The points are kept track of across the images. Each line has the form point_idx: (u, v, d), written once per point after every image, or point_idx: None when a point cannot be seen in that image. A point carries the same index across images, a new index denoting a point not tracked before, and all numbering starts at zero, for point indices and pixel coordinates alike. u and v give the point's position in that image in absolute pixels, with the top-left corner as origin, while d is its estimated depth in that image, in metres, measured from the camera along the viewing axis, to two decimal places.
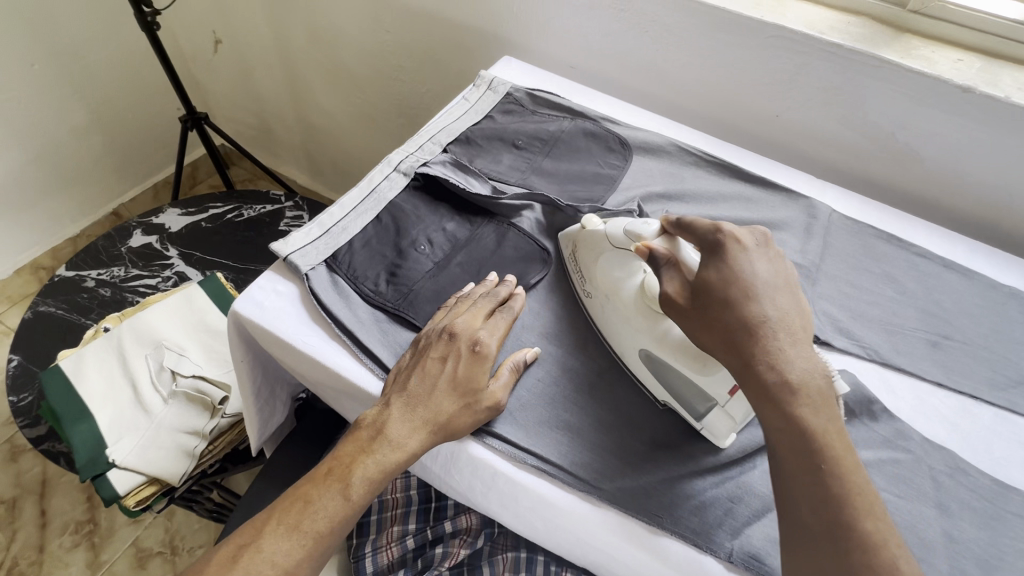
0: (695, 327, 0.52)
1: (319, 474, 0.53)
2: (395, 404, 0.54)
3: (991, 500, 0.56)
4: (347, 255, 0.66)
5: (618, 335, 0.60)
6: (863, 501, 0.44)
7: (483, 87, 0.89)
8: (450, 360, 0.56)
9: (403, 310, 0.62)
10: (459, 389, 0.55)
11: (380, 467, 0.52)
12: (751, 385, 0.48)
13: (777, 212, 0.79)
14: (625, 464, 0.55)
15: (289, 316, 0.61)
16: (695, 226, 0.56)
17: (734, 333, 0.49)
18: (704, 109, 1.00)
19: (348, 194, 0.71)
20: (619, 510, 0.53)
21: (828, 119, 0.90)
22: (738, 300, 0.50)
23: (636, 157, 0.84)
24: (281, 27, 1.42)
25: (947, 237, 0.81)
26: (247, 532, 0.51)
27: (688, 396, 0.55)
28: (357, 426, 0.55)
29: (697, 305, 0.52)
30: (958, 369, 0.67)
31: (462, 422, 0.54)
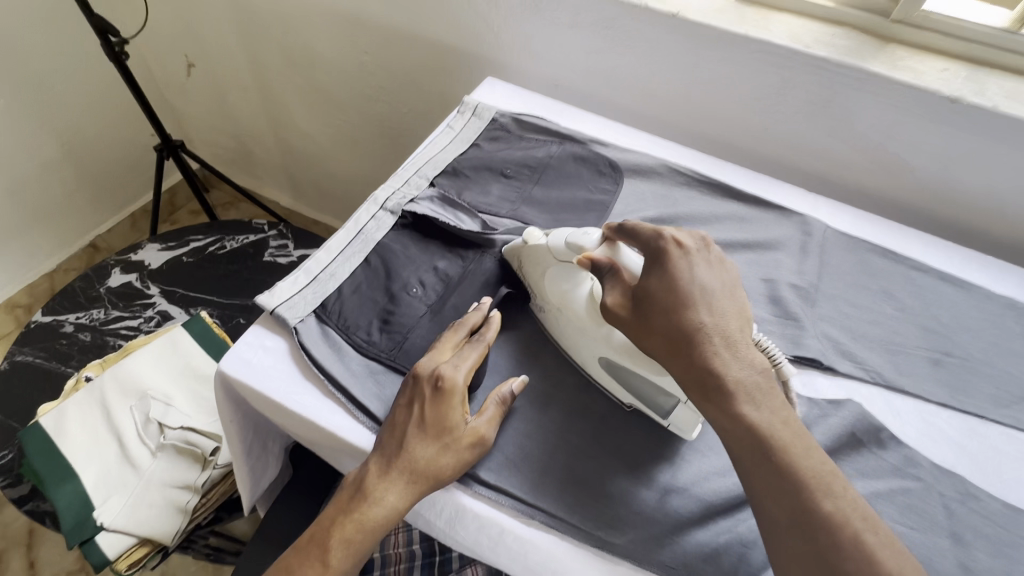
0: (638, 337, 0.51)
1: (303, 542, 0.51)
2: (373, 457, 0.52)
3: (1003, 525, 0.56)
4: (337, 303, 0.64)
5: (573, 341, 0.60)
6: (821, 487, 0.44)
7: (468, 113, 0.87)
8: (418, 402, 0.53)
9: (399, 361, 0.60)
10: (434, 432, 0.52)
11: (360, 529, 0.50)
12: (692, 390, 0.48)
13: (771, 231, 0.78)
14: (636, 514, 0.53)
15: (281, 373, 0.59)
16: (635, 232, 0.54)
17: (675, 340, 0.48)
18: (691, 125, 0.99)
19: (335, 237, 0.69)
20: (634, 564, 0.52)
21: (819, 132, 0.89)
22: (676, 304, 0.49)
23: (626, 180, 0.83)
24: (254, 49, 1.39)
25: (944, 249, 0.80)
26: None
27: (654, 398, 0.56)
28: (341, 487, 0.53)
29: (638, 316, 0.50)
30: (963, 388, 0.66)
31: (443, 467, 0.52)
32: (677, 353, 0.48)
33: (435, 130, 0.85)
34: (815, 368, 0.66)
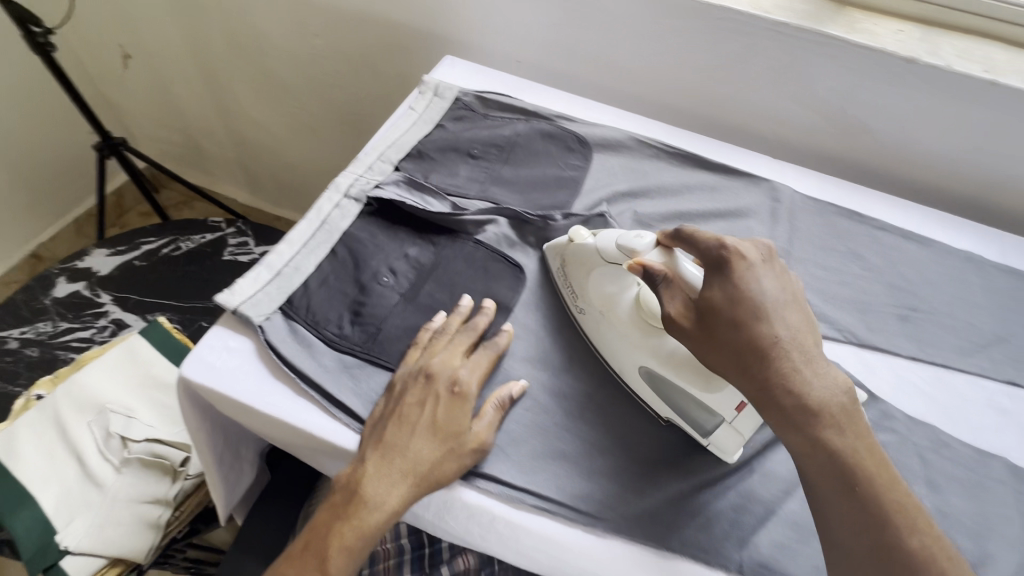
0: (704, 350, 0.49)
1: (297, 549, 0.50)
2: (369, 459, 0.51)
3: (974, 470, 0.58)
4: (304, 298, 0.60)
5: (613, 350, 0.58)
6: (903, 518, 0.44)
7: (429, 93, 0.84)
8: (428, 404, 0.53)
9: (373, 353, 0.58)
10: (439, 434, 0.52)
11: (357, 534, 0.49)
12: (767, 408, 0.47)
13: (741, 199, 0.79)
14: (625, 487, 0.53)
15: (248, 375, 0.56)
16: (696, 239, 0.53)
17: (749, 357, 0.47)
18: (656, 98, 0.98)
19: (296, 228, 0.65)
20: (626, 538, 0.51)
21: (780, 99, 0.90)
22: (748, 318, 0.48)
23: (596, 155, 0.81)
24: (196, 36, 1.30)
25: (903, 207, 0.83)
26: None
27: (696, 414, 0.54)
28: (333, 489, 0.51)
29: (703, 328, 0.49)
30: (929, 340, 0.68)
31: (447, 471, 0.51)
32: (745, 370, 0.47)
33: (395, 113, 0.82)
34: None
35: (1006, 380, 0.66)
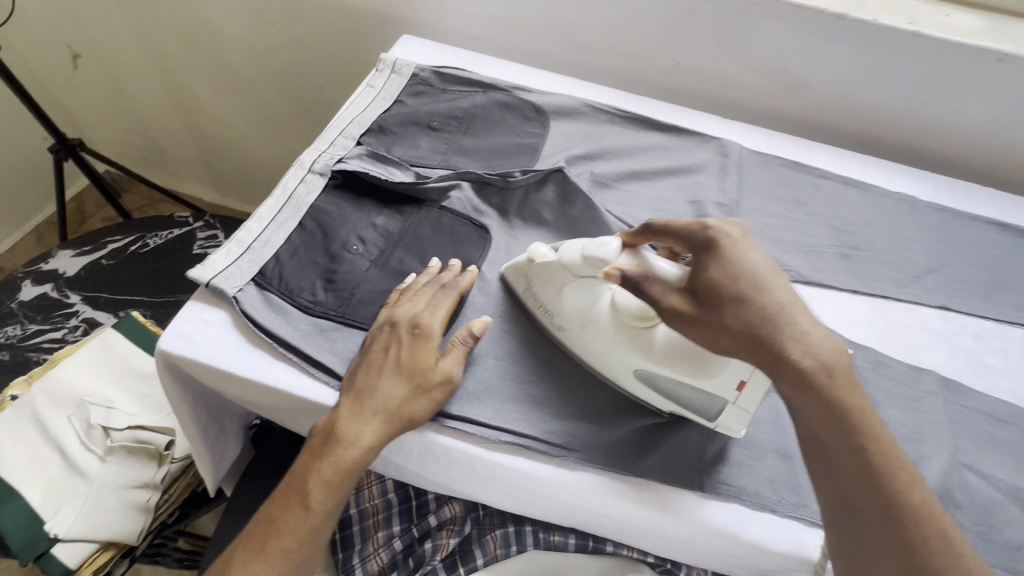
0: (714, 330, 0.48)
1: (281, 492, 0.52)
2: (344, 403, 0.53)
3: (909, 384, 0.64)
4: (275, 269, 0.62)
5: (604, 359, 0.57)
6: (909, 485, 0.45)
7: (387, 71, 0.86)
8: (394, 346, 0.55)
9: (348, 316, 0.60)
10: (407, 373, 0.54)
11: (335, 470, 0.51)
12: (782, 376, 0.46)
13: (693, 156, 0.83)
14: (593, 422, 0.57)
15: (225, 344, 0.58)
16: (671, 230, 0.54)
17: (760, 326, 0.47)
18: (610, 67, 1.01)
19: (264, 204, 0.66)
20: (597, 467, 0.55)
21: (729, 61, 0.94)
22: (749, 293, 0.48)
23: (553, 122, 0.84)
24: (147, 30, 1.28)
25: (845, 156, 0.88)
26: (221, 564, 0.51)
27: (698, 403, 0.55)
28: (312, 434, 0.54)
29: (709, 309, 0.48)
30: (868, 275, 0.74)
31: (418, 407, 0.53)
32: (756, 349, 0.47)
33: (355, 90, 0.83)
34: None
35: (937, 305, 0.72)
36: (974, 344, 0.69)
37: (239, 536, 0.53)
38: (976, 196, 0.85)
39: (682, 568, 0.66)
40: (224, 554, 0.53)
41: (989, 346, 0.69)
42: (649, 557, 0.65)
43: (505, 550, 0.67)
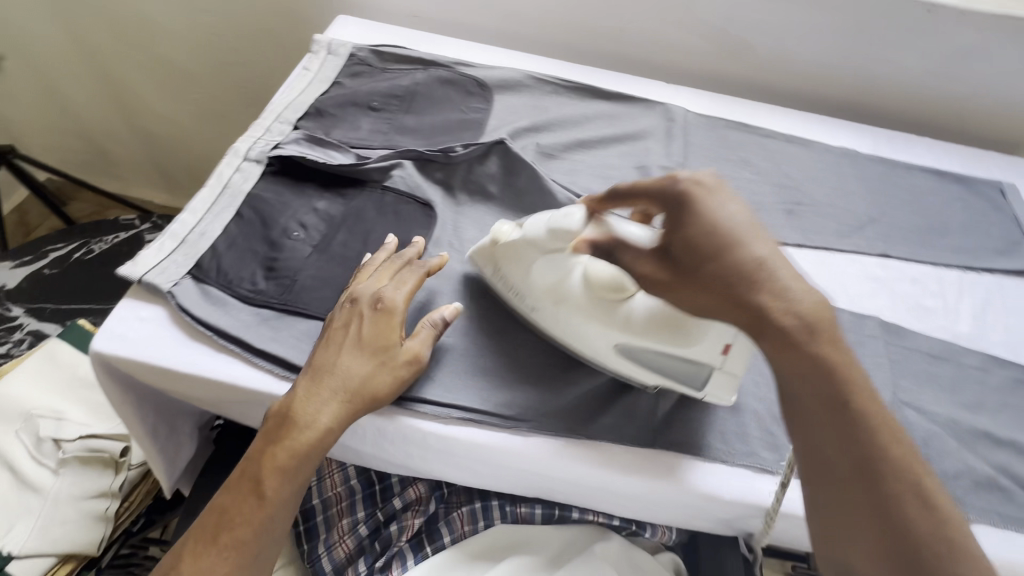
0: (687, 289, 0.47)
1: (234, 479, 0.51)
2: (301, 383, 0.52)
3: (850, 329, 0.66)
4: (212, 261, 0.61)
5: (580, 334, 0.56)
6: (890, 435, 0.43)
7: (322, 53, 0.83)
8: (355, 323, 0.54)
9: (291, 302, 0.59)
10: (372, 351, 0.53)
11: (291, 454, 0.50)
12: (763, 334, 0.45)
13: (638, 123, 0.83)
14: (544, 390, 0.58)
15: (163, 341, 0.56)
16: (637, 189, 0.53)
17: (735, 285, 0.45)
18: (555, 37, 0.99)
19: (197, 197, 0.65)
20: (551, 428, 0.56)
21: (668, 27, 0.93)
22: (725, 255, 0.46)
23: (497, 96, 0.83)
24: (74, 25, 1.23)
25: (783, 117, 0.89)
26: (170, 559, 0.49)
27: (682, 371, 0.54)
28: (267, 420, 0.52)
29: (679, 272, 0.47)
30: (812, 229, 0.75)
31: (380, 385, 0.52)
32: (744, 319, 0.45)
33: (290, 74, 0.81)
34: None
35: (877, 253, 0.74)
36: (913, 286, 0.71)
37: (190, 529, 0.51)
38: (914, 148, 0.88)
39: (647, 529, 0.66)
40: (173, 549, 0.51)
41: (926, 287, 0.72)
42: (614, 519, 0.66)
43: (473, 526, 0.66)
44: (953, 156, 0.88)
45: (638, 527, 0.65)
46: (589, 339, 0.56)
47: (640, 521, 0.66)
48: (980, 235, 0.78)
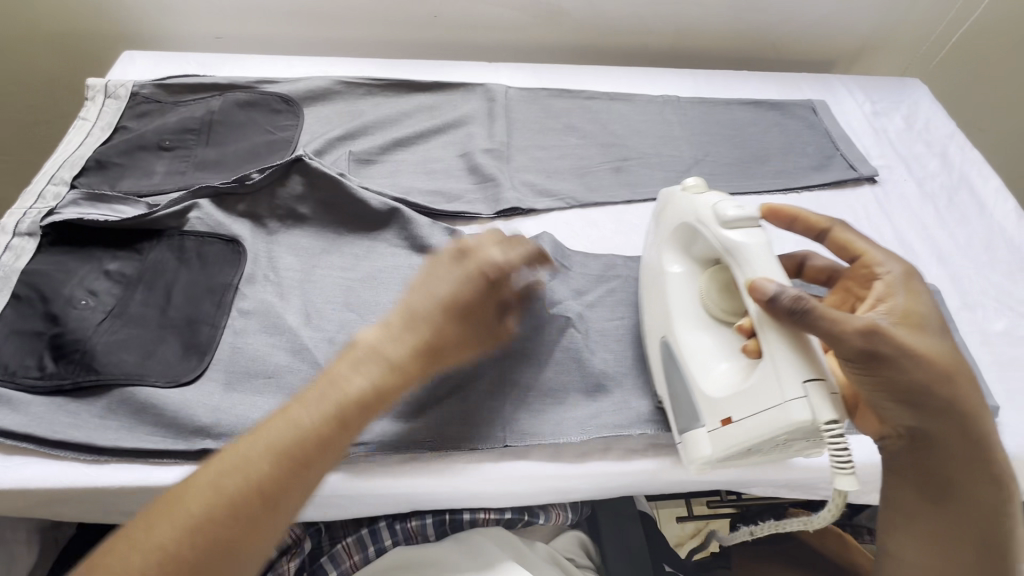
0: (941, 455, 0.52)
1: (311, 391, 0.50)
2: (389, 325, 0.54)
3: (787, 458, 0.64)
4: (171, 297, 0.65)
5: (693, 415, 0.58)
6: None
7: (341, 102, 0.88)
8: (465, 279, 0.57)
9: (239, 350, 0.63)
10: (466, 303, 0.56)
11: (384, 383, 0.52)
12: (985, 522, 0.52)
13: (630, 202, 0.81)
14: (454, 453, 0.60)
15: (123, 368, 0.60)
16: (911, 314, 0.53)
17: (980, 484, 0.52)
18: (575, 87, 0.97)
19: (189, 225, 0.70)
20: (454, 452, 0.60)
21: (658, 86, 0.98)
22: (974, 465, 0.52)
23: (496, 155, 0.83)
24: None
25: (786, 171, 0.86)
26: (228, 455, 0.46)
27: (679, 418, 0.59)
28: (354, 346, 0.54)
29: (941, 439, 0.52)
30: None
31: (461, 351, 0.57)
32: (931, 485, 0.53)
33: (301, 110, 0.86)
34: None
35: None
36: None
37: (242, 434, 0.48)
38: (915, 204, 0.84)
39: (541, 516, 0.74)
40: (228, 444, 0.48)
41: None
42: (505, 514, 0.72)
43: (360, 555, 0.68)
44: (950, 211, 0.83)
45: (531, 516, 0.73)
46: (694, 426, 0.57)
47: (533, 509, 0.74)
48: (964, 300, 0.74)
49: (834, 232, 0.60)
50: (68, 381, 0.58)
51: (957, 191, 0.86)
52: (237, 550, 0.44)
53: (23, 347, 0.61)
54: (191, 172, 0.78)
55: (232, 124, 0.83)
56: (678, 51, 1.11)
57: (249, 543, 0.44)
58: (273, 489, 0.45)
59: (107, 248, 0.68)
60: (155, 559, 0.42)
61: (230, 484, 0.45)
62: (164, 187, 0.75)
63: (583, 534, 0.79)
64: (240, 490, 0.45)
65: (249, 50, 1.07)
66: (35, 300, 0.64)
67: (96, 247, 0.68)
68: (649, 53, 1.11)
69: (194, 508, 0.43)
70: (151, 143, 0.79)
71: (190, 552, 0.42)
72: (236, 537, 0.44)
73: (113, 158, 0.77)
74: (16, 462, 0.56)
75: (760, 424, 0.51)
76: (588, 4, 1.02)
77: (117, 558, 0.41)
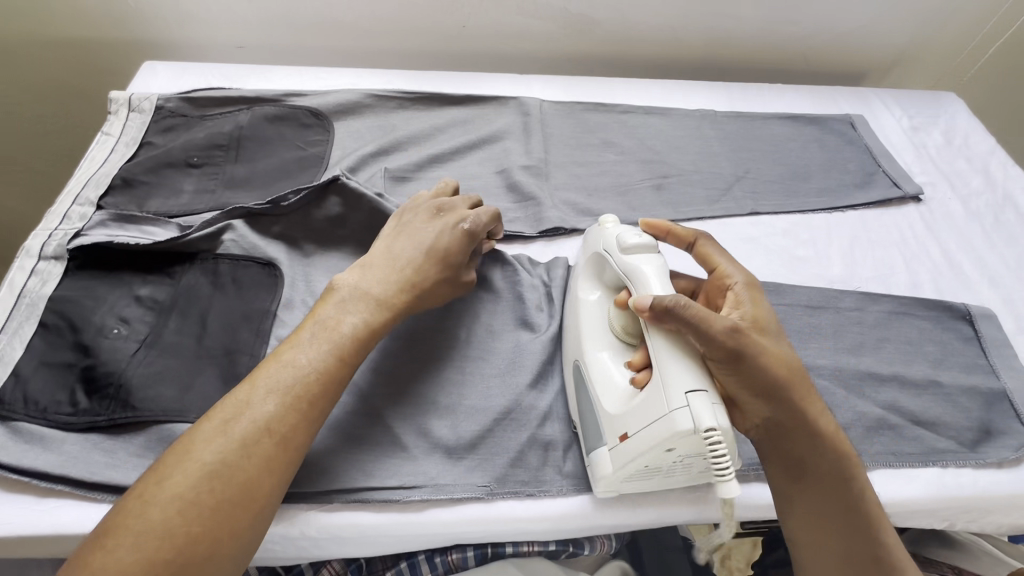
0: (795, 440, 0.51)
1: (301, 336, 0.53)
2: (366, 269, 0.59)
3: None
4: (205, 324, 0.62)
5: (597, 436, 0.55)
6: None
7: (373, 116, 0.86)
8: (443, 230, 0.62)
9: None
10: (446, 249, 0.61)
11: (372, 318, 0.56)
12: (846, 508, 0.51)
13: (674, 221, 0.79)
14: (516, 493, 0.57)
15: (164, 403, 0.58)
16: (761, 319, 0.53)
17: (836, 472, 0.52)
18: (609, 98, 0.94)
19: (223, 248, 0.67)
20: (515, 492, 0.57)
21: (692, 99, 0.96)
22: (828, 451, 0.52)
23: (534, 172, 0.81)
24: None
25: (829, 189, 0.85)
26: (228, 407, 0.48)
27: (590, 436, 0.56)
28: (334, 290, 0.57)
29: (796, 432, 0.51)
30: (856, 357, 0.68)
31: (438, 294, 0.61)
32: (791, 464, 0.52)
33: (332, 124, 0.83)
34: None
35: (919, 404, 0.65)
36: (947, 403, 0.65)
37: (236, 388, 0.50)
38: (961, 223, 0.82)
39: (586, 547, 0.70)
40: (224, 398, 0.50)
41: (962, 405, 0.65)
42: (549, 546, 0.68)
43: None
44: (997, 230, 0.82)
45: (576, 548, 0.68)
46: (598, 446, 0.54)
47: (578, 540, 0.70)
48: (1019, 323, 0.72)
49: (698, 243, 0.60)
50: (104, 418, 0.55)
51: (1003, 209, 0.84)
52: (258, 486, 0.46)
53: (54, 381, 0.58)
54: (221, 191, 0.75)
55: (261, 139, 0.80)
56: (708, 62, 1.09)
57: (269, 481, 0.46)
58: (279, 425, 0.48)
59: (138, 273, 0.65)
60: (185, 503, 0.43)
61: (238, 428, 0.47)
62: (195, 207, 0.73)
63: (624, 563, 0.77)
64: (250, 432, 0.47)
65: (271, 60, 1.04)
66: (64, 329, 0.61)
67: (126, 272, 0.65)
68: (678, 66, 1.09)
69: (207, 457, 0.45)
70: (178, 160, 0.76)
71: (218, 492, 0.44)
72: (256, 476, 0.46)
73: (140, 176, 0.74)
74: (51, 505, 0.53)
75: (651, 438, 0.48)
76: (620, 16, 1.00)
77: (149, 510, 0.42)
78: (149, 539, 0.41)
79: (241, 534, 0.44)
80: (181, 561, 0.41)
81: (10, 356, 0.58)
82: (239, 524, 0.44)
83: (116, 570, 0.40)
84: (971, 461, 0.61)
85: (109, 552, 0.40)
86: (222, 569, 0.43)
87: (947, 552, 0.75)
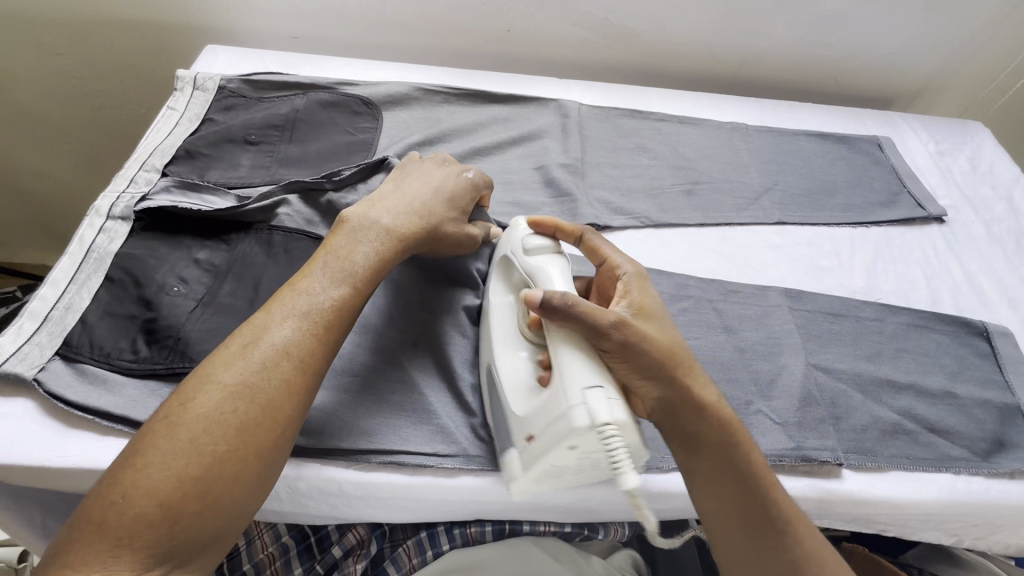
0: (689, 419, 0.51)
1: (311, 264, 0.56)
2: (374, 203, 0.62)
3: None
4: (256, 289, 0.66)
5: (508, 437, 0.55)
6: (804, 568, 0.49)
7: (418, 108, 0.90)
8: (450, 179, 0.68)
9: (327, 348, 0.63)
10: (451, 193, 0.66)
11: (383, 248, 0.59)
12: (748, 482, 0.50)
13: (703, 224, 0.82)
14: None
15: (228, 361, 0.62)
16: (646, 305, 0.54)
17: (730, 447, 0.51)
18: (644, 104, 0.98)
19: (278, 220, 0.71)
20: None
21: (725, 111, 0.99)
22: (720, 427, 0.51)
23: (571, 170, 0.84)
24: None
25: (854, 205, 0.87)
26: (246, 333, 0.50)
27: (501, 439, 0.56)
28: (340, 224, 0.60)
29: (689, 408, 0.51)
30: (877, 365, 0.70)
31: (451, 233, 0.65)
32: (686, 444, 0.51)
33: (380, 113, 0.88)
34: (727, 335, 0.70)
35: (935, 413, 0.67)
36: (961, 414, 0.67)
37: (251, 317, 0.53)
38: (983, 246, 0.85)
39: (600, 531, 0.72)
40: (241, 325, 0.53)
41: (977, 418, 0.67)
42: (565, 528, 0.70)
43: (420, 558, 0.67)
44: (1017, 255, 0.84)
45: (591, 531, 0.70)
46: (509, 448, 0.55)
47: (592, 524, 0.72)
48: None
49: (585, 238, 0.60)
50: (162, 366, 0.59)
51: None
52: (281, 410, 0.48)
53: (117, 328, 0.62)
54: (276, 167, 0.79)
55: (314, 122, 0.84)
56: (740, 78, 1.13)
57: (289, 403, 0.49)
58: (298, 348, 0.50)
59: (197, 237, 0.69)
60: (211, 423, 0.45)
61: (259, 352, 0.49)
62: (252, 181, 0.77)
63: (634, 552, 0.78)
64: (271, 355, 0.49)
65: (322, 50, 1.09)
66: (127, 283, 0.65)
67: (186, 236, 0.69)
68: (710, 81, 1.13)
69: (229, 378, 0.48)
70: (237, 137, 0.81)
71: (241, 412, 0.46)
72: (277, 399, 0.48)
73: (202, 148, 0.79)
74: (112, 443, 0.56)
75: (552, 437, 0.49)
76: (660, 30, 1.04)
77: (178, 429, 0.45)
78: (177, 454, 0.44)
79: (266, 451, 0.47)
80: (210, 478, 0.44)
81: (78, 304, 0.62)
82: (263, 444, 0.47)
83: (149, 487, 0.42)
84: (984, 470, 0.63)
85: (139, 470, 0.43)
86: (250, 484, 0.46)
87: (951, 566, 0.76)
